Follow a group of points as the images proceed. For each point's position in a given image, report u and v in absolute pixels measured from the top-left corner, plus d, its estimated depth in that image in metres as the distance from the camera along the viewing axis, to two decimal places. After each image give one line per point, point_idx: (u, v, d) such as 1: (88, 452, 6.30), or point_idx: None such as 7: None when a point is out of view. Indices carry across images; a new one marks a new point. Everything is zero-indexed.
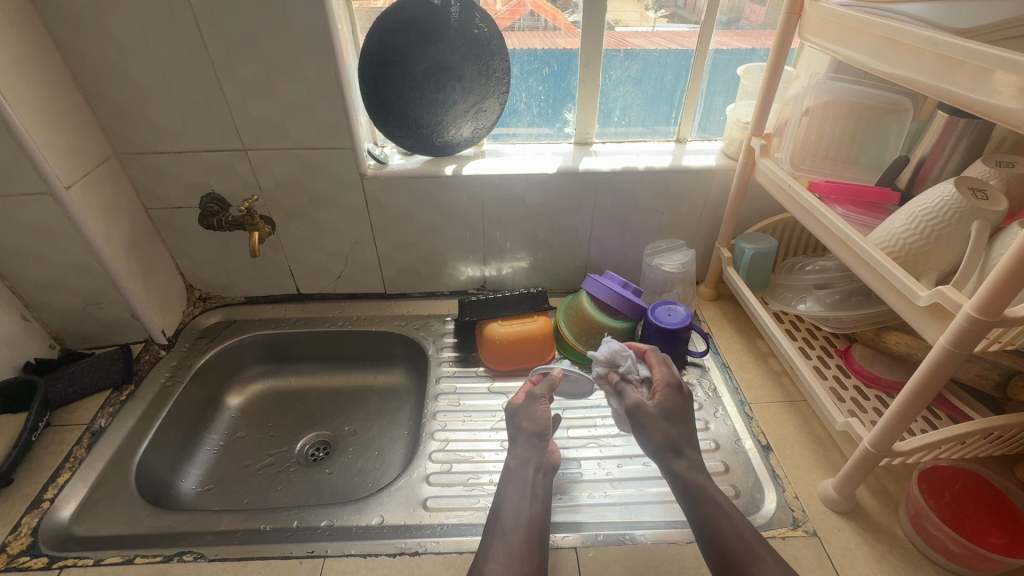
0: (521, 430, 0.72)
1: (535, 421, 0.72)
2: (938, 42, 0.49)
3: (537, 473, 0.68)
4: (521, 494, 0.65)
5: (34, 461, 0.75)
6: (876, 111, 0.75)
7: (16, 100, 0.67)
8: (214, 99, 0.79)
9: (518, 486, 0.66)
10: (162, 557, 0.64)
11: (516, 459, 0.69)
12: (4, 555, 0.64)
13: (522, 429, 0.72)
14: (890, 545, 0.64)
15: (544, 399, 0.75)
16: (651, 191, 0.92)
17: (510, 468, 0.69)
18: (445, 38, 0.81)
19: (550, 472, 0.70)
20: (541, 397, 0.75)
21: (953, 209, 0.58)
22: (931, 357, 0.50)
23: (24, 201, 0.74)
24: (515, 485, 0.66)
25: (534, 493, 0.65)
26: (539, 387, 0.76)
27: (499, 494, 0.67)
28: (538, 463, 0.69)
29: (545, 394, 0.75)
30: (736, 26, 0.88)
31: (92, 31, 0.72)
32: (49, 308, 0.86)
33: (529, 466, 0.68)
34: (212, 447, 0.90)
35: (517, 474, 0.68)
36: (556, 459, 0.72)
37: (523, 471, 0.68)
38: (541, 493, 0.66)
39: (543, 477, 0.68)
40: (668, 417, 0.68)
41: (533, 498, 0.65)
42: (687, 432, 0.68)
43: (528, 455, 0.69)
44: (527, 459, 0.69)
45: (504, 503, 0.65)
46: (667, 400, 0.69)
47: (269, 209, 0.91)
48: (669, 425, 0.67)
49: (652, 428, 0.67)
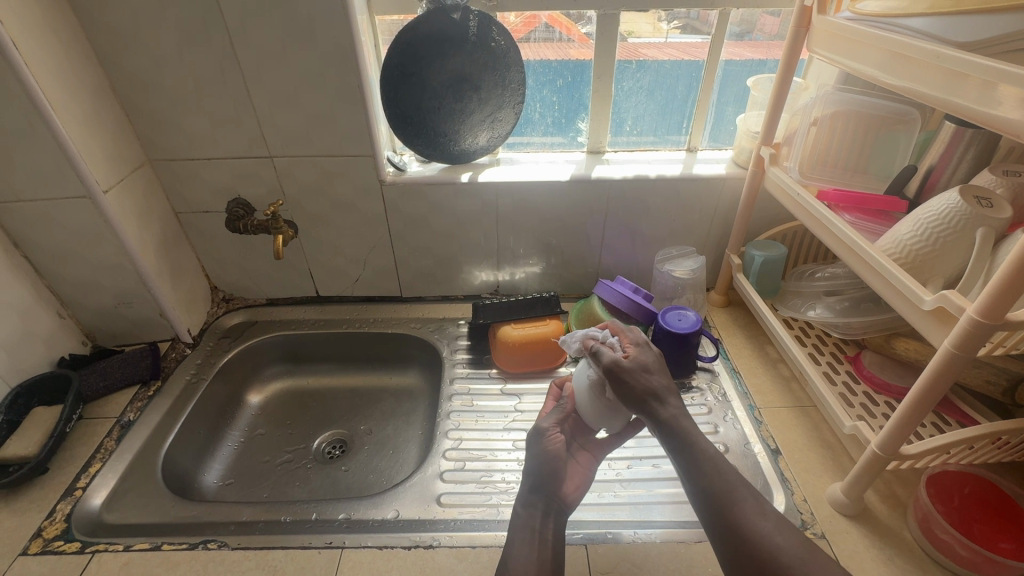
0: (530, 474, 0.68)
1: (540, 467, 0.67)
2: (941, 55, 0.51)
3: (546, 520, 0.65)
4: (528, 543, 0.62)
5: (67, 451, 0.78)
6: (883, 121, 0.76)
7: (61, 109, 0.71)
8: (243, 109, 0.83)
9: (523, 535, 0.63)
10: (188, 544, 0.67)
11: (526, 509, 0.66)
12: (40, 540, 0.67)
13: (533, 474, 0.68)
14: (899, 549, 0.64)
15: (553, 435, 0.70)
16: (663, 198, 0.94)
17: (517, 518, 0.65)
18: (464, 50, 0.85)
19: (562, 514, 0.66)
20: (550, 431, 0.71)
21: (958, 216, 0.59)
22: (936, 361, 0.51)
23: (63, 204, 0.78)
24: (524, 535, 0.63)
25: (543, 541, 0.62)
26: (547, 418, 0.73)
27: (507, 543, 0.63)
28: (544, 507, 0.66)
29: (552, 427, 0.71)
30: (749, 37, 0.91)
31: (131, 45, 0.77)
32: (82, 306, 0.90)
33: (535, 513, 0.65)
34: (233, 443, 0.93)
35: (525, 525, 0.64)
36: (572, 497, 0.68)
37: (530, 517, 0.65)
38: (552, 536, 0.63)
39: (556, 518, 0.66)
40: (646, 371, 0.64)
41: (543, 545, 0.62)
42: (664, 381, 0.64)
43: (537, 504, 0.66)
44: (535, 505, 0.66)
45: (512, 548, 0.62)
46: (642, 356, 0.66)
47: (292, 214, 0.95)
48: (647, 378, 0.64)
49: (628, 386, 0.63)
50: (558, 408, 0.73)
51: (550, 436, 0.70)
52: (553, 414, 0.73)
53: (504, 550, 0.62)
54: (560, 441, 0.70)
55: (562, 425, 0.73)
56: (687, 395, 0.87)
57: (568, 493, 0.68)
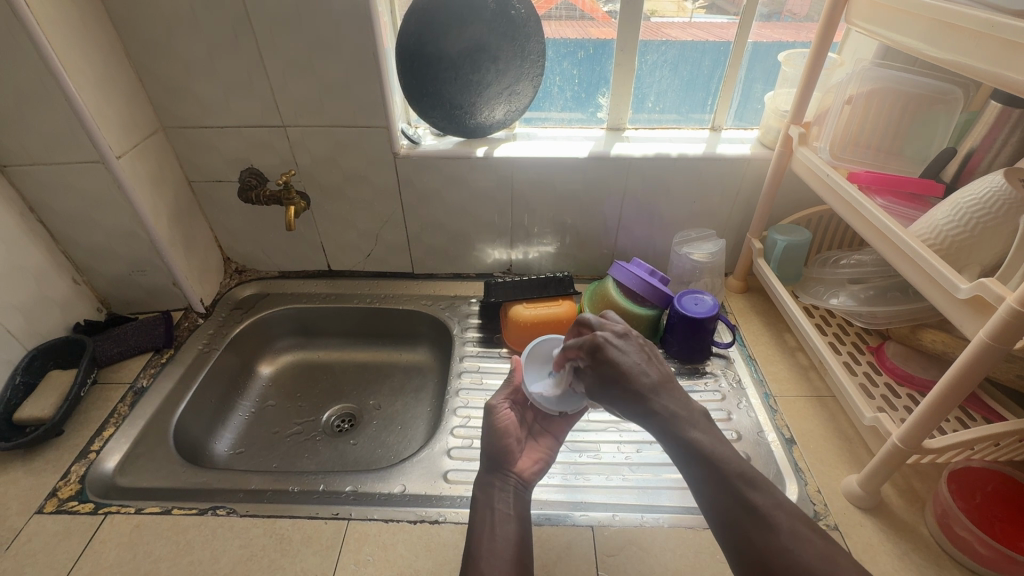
0: (484, 452, 0.68)
1: (495, 443, 0.68)
2: (996, 25, 0.47)
3: (503, 493, 0.65)
4: (490, 519, 0.61)
5: (83, 414, 0.79)
6: (924, 101, 0.72)
7: (75, 72, 0.71)
8: (257, 77, 0.81)
9: (484, 513, 0.62)
10: (197, 510, 0.68)
11: (481, 488, 0.66)
12: (55, 499, 0.68)
13: (484, 453, 0.68)
14: (914, 544, 0.63)
15: (501, 411, 0.70)
16: (683, 178, 0.91)
17: (476, 498, 0.65)
18: (482, 19, 0.81)
19: (523, 490, 0.66)
20: (499, 410, 0.70)
21: (1003, 201, 0.56)
22: (969, 352, 0.48)
23: (77, 169, 0.78)
24: (484, 513, 0.62)
25: (507, 515, 0.62)
26: (498, 394, 0.73)
27: (471, 526, 0.62)
28: (501, 483, 0.66)
29: (503, 404, 0.71)
30: (778, 18, 0.86)
31: (143, 9, 0.75)
32: (98, 273, 0.91)
33: (494, 491, 0.65)
34: (244, 413, 0.94)
35: (485, 503, 0.63)
36: (531, 476, 0.68)
37: (489, 494, 0.64)
38: (514, 511, 0.63)
39: (516, 494, 0.65)
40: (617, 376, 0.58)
41: (506, 521, 0.61)
42: (647, 383, 0.56)
43: (492, 480, 0.66)
44: (492, 482, 0.66)
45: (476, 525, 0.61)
46: (603, 367, 0.59)
47: (305, 186, 0.94)
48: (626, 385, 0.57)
49: (617, 404, 0.58)
50: (507, 383, 0.74)
51: (500, 413, 0.70)
52: (503, 389, 0.73)
53: (469, 530, 0.61)
54: (510, 418, 0.71)
55: (512, 399, 0.73)
56: (700, 380, 0.86)
57: (526, 469, 0.68)
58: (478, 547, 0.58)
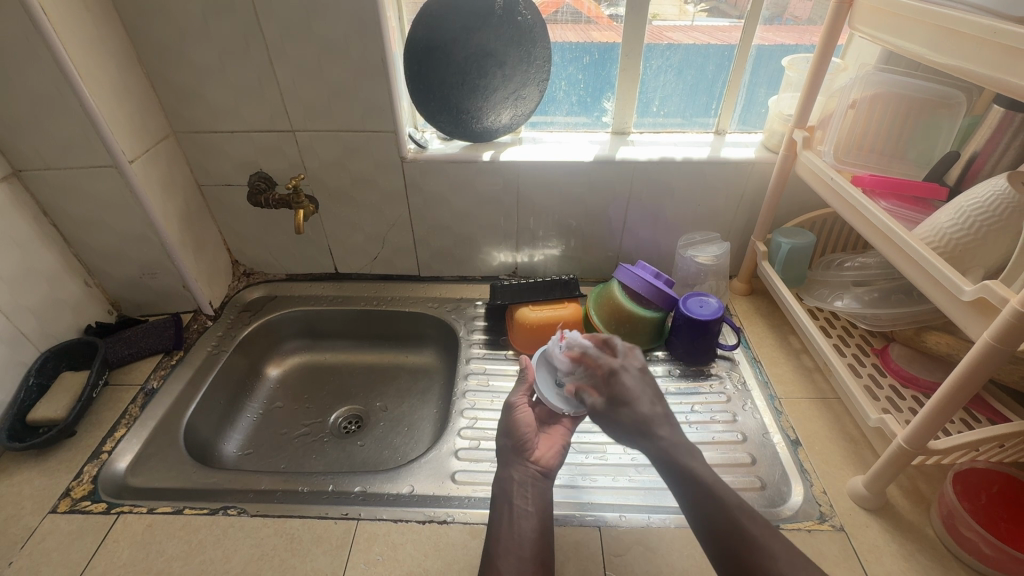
0: (502, 444, 0.70)
1: (514, 434, 0.70)
2: (998, 30, 0.48)
3: (521, 489, 0.65)
4: (511, 515, 0.62)
5: (95, 415, 0.80)
6: (926, 105, 0.73)
7: (89, 78, 0.72)
8: (267, 82, 0.82)
9: (503, 510, 0.63)
10: (208, 510, 0.68)
11: (500, 482, 0.66)
12: (69, 499, 0.69)
13: (502, 445, 0.70)
14: (919, 544, 0.63)
15: (519, 407, 0.73)
16: (688, 181, 0.92)
17: (495, 494, 0.65)
18: (489, 25, 0.82)
19: (542, 481, 0.68)
20: (518, 406, 0.73)
21: (1006, 205, 0.57)
22: (975, 352, 0.49)
23: (90, 174, 0.79)
24: (505, 508, 0.63)
25: (526, 511, 0.63)
26: (515, 391, 0.75)
27: (490, 525, 0.62)
28: (521, 477, 0.66)
29: (522, 401, 0.74)
30: (780, 21, 0.87)
31: (156, 16, 0.76)
32: (109, 275, 0.92)
33: (513, 486, 0.65)
34: (252, 414, 0.95)
35: (504, 497, 0.64)
36: (551, 465, 0.70)
37: (507, 489, 0.65)
38: (534, 505, 0.64)
39: (534, 485, 0.66)
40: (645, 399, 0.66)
41: (525, 518, 0.62)
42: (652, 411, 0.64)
43: (511, 475, 0.66)
44: (511, 476, 0.66)
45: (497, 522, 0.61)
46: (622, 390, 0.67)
47: (313, 189, 0.95)
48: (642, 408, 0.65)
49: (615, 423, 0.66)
50: (522, 380, 0.76)
51: (519, 409, 0.73)
52: (519, 386, 0.76)
53: (489, 529, 0.62)
54: (528, 412, 0.73)
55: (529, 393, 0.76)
56: (705, 382, 0.86)
57: (544, 458, 0.70)
58: (498, 544, 0.59)
